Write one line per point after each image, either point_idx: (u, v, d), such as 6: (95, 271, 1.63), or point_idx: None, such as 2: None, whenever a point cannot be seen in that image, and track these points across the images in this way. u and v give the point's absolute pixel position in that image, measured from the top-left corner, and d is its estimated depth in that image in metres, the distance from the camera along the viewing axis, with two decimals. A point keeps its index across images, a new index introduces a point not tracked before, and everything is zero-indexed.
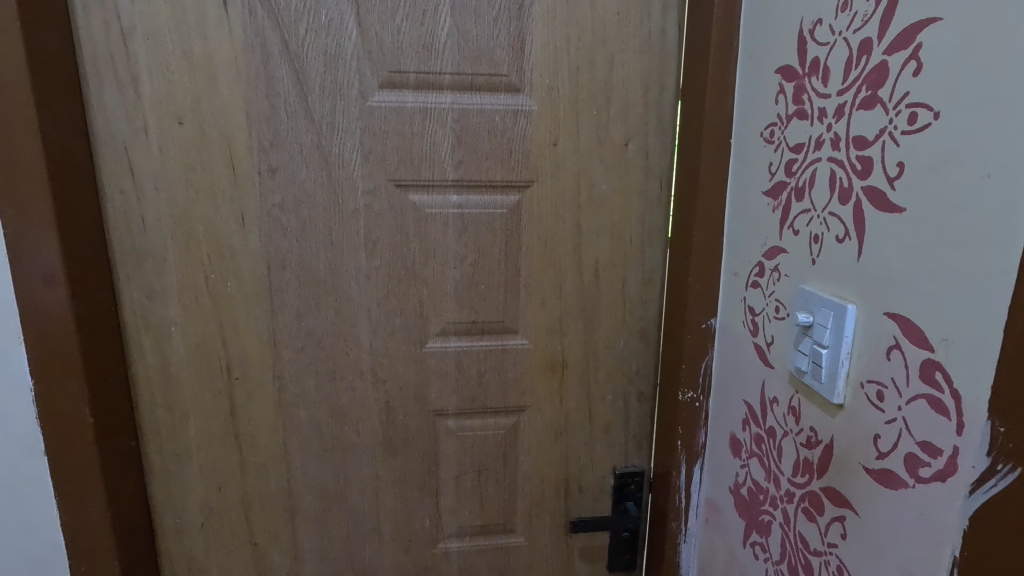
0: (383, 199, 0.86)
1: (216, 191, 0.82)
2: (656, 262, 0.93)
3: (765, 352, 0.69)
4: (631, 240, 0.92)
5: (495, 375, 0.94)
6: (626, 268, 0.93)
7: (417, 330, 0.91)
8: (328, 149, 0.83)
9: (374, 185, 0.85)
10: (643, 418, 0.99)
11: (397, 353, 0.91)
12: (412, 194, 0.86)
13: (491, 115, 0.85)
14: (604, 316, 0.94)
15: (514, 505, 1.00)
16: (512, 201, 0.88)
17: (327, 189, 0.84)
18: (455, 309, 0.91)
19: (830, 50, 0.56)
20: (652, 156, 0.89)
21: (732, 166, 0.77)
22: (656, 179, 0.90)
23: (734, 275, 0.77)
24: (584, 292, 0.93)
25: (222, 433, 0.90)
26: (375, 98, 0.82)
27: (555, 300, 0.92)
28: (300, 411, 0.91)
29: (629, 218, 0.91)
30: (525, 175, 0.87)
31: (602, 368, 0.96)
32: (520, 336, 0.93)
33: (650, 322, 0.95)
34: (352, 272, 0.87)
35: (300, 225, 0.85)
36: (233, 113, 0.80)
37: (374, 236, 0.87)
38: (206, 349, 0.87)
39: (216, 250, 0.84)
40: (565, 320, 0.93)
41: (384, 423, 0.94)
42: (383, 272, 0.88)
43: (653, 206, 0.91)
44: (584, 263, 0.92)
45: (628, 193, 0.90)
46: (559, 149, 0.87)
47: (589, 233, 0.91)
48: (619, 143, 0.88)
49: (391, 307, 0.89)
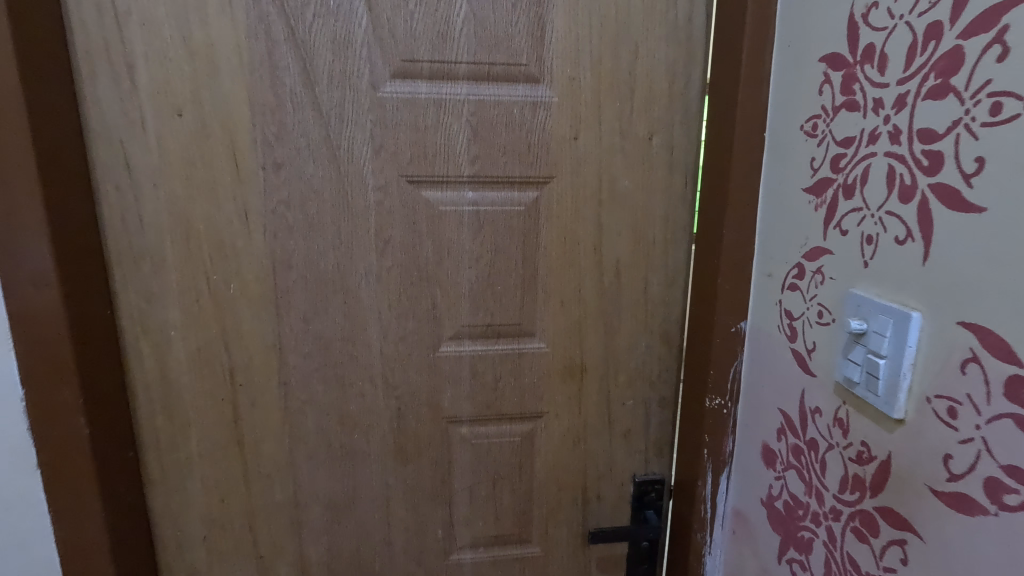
0: (395, 196, 0.81)
1: (218, 188, 0.78)
2: (680, 262, 0.89)
3: (805, 360, 0.65)
4: (654, 239, 0.87)
5: (512, 380, 0.90)
6: (649, 268, 0.89)
7: (429, 333, 0.86)
8: (336, 143, 0.79)
9: (385, 180, 0.80)
10: (665, 423, 0.95)
11: (409, 358, 0.87)
12: (425, 190, 0.82)
13: (510, 106, 0.80)
14: (626, 318, 0.90)
15: (529, 515, 0.96)
16: (530, 198, 0.84)
17: (336, 185, 0.80)
18: (469, 312, 0.86)
19: (888, 36, 0.51)
20: (677, 151, 0.84)
21: (766, 162, 0.73)
22: (681, 175, 0.85)
23: (768, 276, 0.73)
24: (605, 294, 0.89)
25: (225, 441, 0.86)
26: (387, 89, 0.78)
27: (575, 301, 0.88)
28: (307, 417, 0.87)
29: (652, 215, 0.86)
30: (544, 170, 0.83)
31: (623, 372, 0.92)
32: (537, 339, 0.89)
33: (672, 324, 0.91)
34: (362, 273, 0.83)
35: (308, 223, 0.80)
36: (236, 104, 0.76)
37: (385, 235, 0.82)
38: (207, 354, 0.83)
39: (218, 250, 0.80)
40: (584, 322, 0.89)
41: (395, 430, 0.89)
42: (394, 273, 0.84)
43: (677, 202, 0.86)
44: (605, 263, 0.87)
45: (652, 190, 0.86)
46: (580, 143, 0.83)
47: (611, 232, 0.86)
48: (643, 136, 0.84)
49: (403, 310, 0.85)
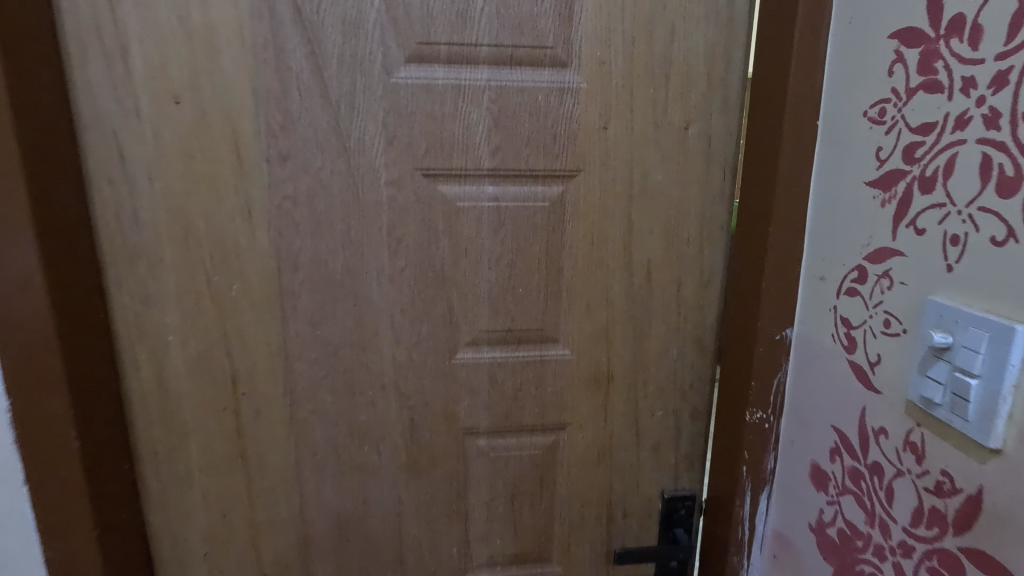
0: (409, 190, 0.75)
1: (218, 182, 0.72)
2: (716, 263, 0.82)
3: (866, 373, 0.58)
4: (689, 237, 0.81)
5: (533, 389, 0.84)
6: (682, 270, 0.82)
7: (445, 338, 0.80)
8: (346, 133, 0.72)
9: (399, 174, 0.74)
10: (697, 436, 0.89)
11: (423, 365, 0.81)
12: (442, 184, 0.75)
13: (534, 93, 0.74)
14: (656, 323, 0.83)
15: (550, 532, 0.90)
16: (556, 193, 0.77)
17: (346, 179, 0.74)
18: (488, 316, 0.80)
19: (985, 5, 0.45)
20: (715, 142, 0.78)
21: (818, 153, 0.66)
22: (719, 168, 0.79)
23: (820, 279, 0.67)
24: (633, 296, 0.82)
25: (226, 452, 0.81)
26: (401, 74, 0.71)
27: (602, 305, 0.82)
28: (314, 428, 0.81)
29: (686, 212, 0.80)
30: (571, 163, 0.76)
31: (652, 382, 0.86)
32: (561, 345, 0.83)
33: (707, 330, 0.85)
34: (373, 274, 0.77)
35: (315, 220, 0.75)
36: (238, 90, 0.70)
37: (399, 233, 0.76)
38: (208, 360, 0.77)
39: (219, 248, 0.74)
40: (612, 327, 0.83)
41: (408, 442, 0.83)
42: (408, 274, 0.77)
43: (714, 198, 0.79)
44: (634, 264, 0.81)
45: (687, 184, 0.79)
46: (610, 134, 0.76)
47: (641, 230, 0.80)
48: (678, 126, 0.77)
49: (417, 314, 0.79)
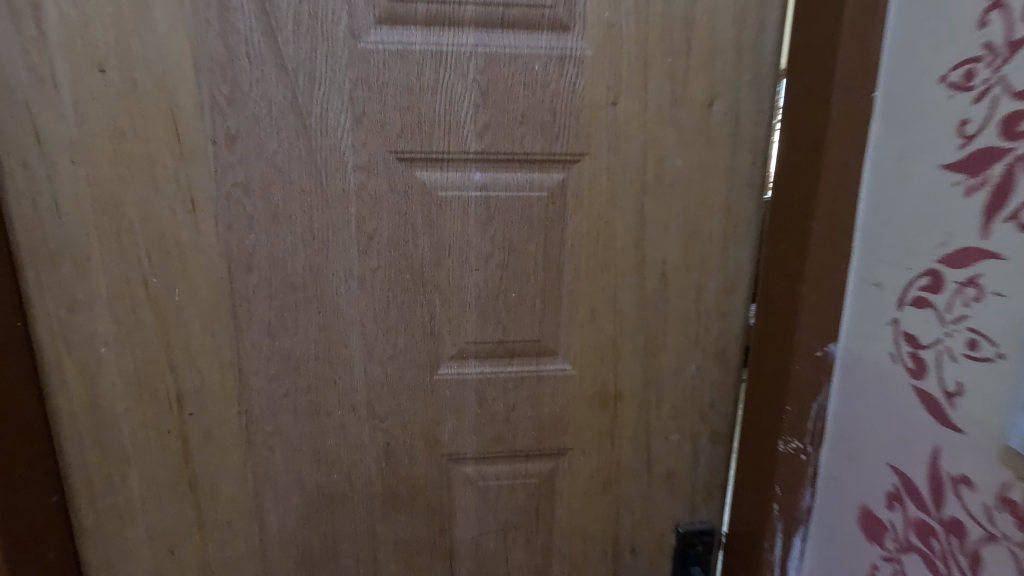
0: (381, 178, 0.63)
1: (155, 167, 0.61)
2: (743, 264, 0.70)
3: (944, 405, 0.48)
4: (711, 235, 0.69)
5: (528, 410, 0.72)
6: (702, 272, 0.70)
7: (425, 351, 0.69)
8: (306, 109, 0.61)
9: (369, 158, 0.63)
10: (717, 462, 0.77)
11: (400, 382, 0.70)
12: (420, 170, 0.64)
13: (530, 62, 0.62)
14: (672, 334, 0.72)
15: (548, 571, 0.79)
16: (555, 181, 0.66)
17: (307, 164, 0.62)
18: (476, 325, 0.69)
19: None
20: (744, 122, 0.66)
21: (873, 131, 0.55)
22: (748, 153, 0.67)
23: (874, 285, 0.55)
24: (646, 303, 0.71)
25: (173, 481, 0.70)
26: (371, 38, 0.60)
27: (608, 313, 0.70)
28: (275, 453, 0.70)
29: (709, 204, 0.68)
30: (573, 146, 0.65)
31: (666, 401, 0.74)
32: (560, 359, 0.71)
33: (730, 341, 0.73)
34: (340, 276, 0.66)
35: (271, 212, 0.63)
36: (175, 57, 0.58)
37: (369, 228, 0.65)
38: (149, 376, 0.66)
39: (159, 246, 0.63)
40: (620, 338, 0.71)
41: (384, 470, 0.72)
42: (381, 276, 0.66)
43: (741, 188, 0.68)
44: (647, 265, 0.69)
45: (710, 172, 0.67)
46: (619, 112, 0.64)
47: (655, 225, 0.68)
48: (700, 102, 0.65)
49: (392, 323, 0.68)
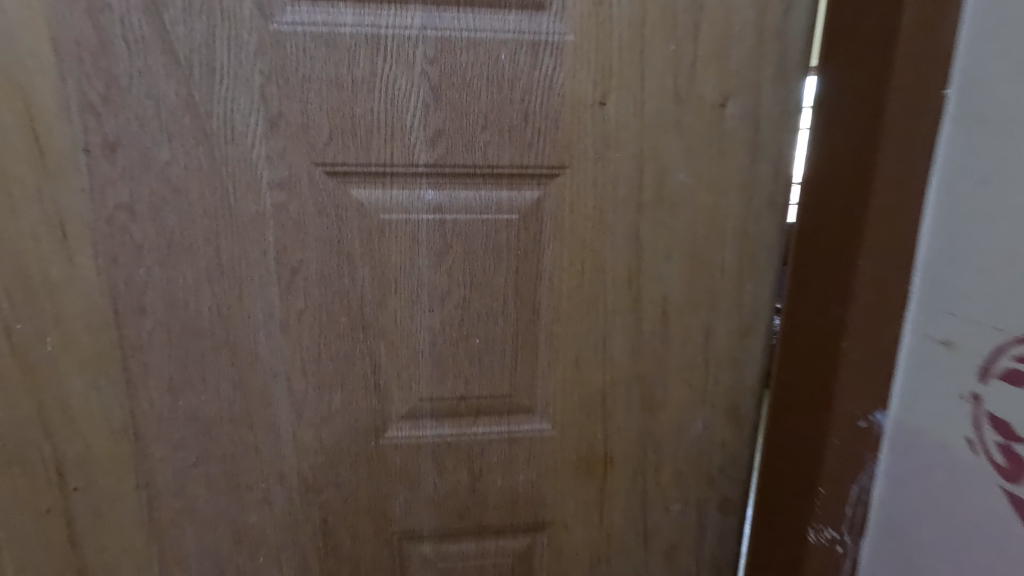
0: (306, 197, 0.50)
1: (9, 184, 0.47)
2: (760, 301, 0.57)
3: None
4: (723, 266, 0.56)
5: (498, 478, 0.59)
6: (711, 311, 0.57)
7: (369, 410, 0.56)
8: (204, 110, 0.47)
9: (290, 172, 0.49)
10: (728, 536, 0.64)
11: (338, 448, 0.56)
12: (356, 188, 0.50)
13: (495, 49, 0.49)
14: (673, 385, 0.59)
15: None
16: (528, 201, 0.52)
17: (209, 180, 0.49)
18: (431, 377, 0.55)
19: None
20: (765, 127, 0.53)
21: (942, 141, 0.42)
22: (769, 165, 0.54)
23: (940, 343, 0.42)
24: (642, 349, 0.57)
25: (58, 570, 0.56)
26: (287, 18, 0.46)
27: (595, 361, 0.57)
28: (184, 534, 0.57)
29: (720, 229, 0.55)
30: (551, 157, 0.51)
31: (667, 465, 0.61)
32: (537, 417, 0.58)
33: (744, 394, 0.60)
34: (258, 319, 0.52)
35: (165, 241, 0.50)
36: (28, 42, 0.45)
37: (293, 260, 0.51)
38: (19, 444, 0.53)
39: (21, 284, 0.49)
40: (610, 391, 0.58)
41: (321, 551, 0.59)
42: (310, 319, 0.53)
43: (760, 209, 0.55)
44: (644, 303, 0.56)
45: (722, 189, 0.54)
46: (608, 114, 0.51)
47: (654, 254, 0.55)
48: (711, 102, 0.52)
49: (326, 376, 0.54)
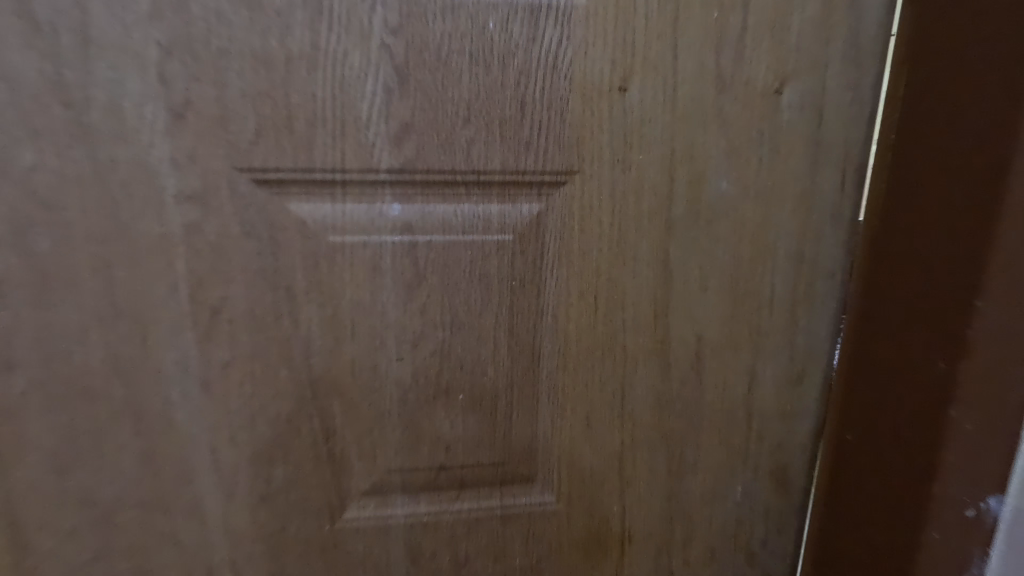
0: (229, 214, 0.37)
1: None
2: (815, 340, 0.46)
3: None
4: (772, 296, 0.44)
5: (488, 563, 0.47)
6: (756, 353, 0.45)
7: (321, 486, 0.43)
8: (81, 95, 0.34)
9: (205, 181, 0.36)
10: None
11: (281, 534, 0.44)
12: (296, 202, 0.38)
13: (481, 16, 0.36)
14: (708, 445, 0.47)
15: None
16: (526, 216, 0.40)
17: (92, 191, 0.36)
18: (402, 443, 0.43)
19: None
20: (828, 121, 0.41)
21: None
22: (831, 170, 0.42)
23: None
24: (670, 401, 0.45)
25: None
26: None
27: (611, 418, 0.45)
28: None
29: (770, 250, 0.43)
30: (555, 159, 0.39)
31: (698, 541, 0.49)
32: (537, 488, 0.46)
33: (794, 453, 0.48)
34: (169, 375, 0.39)
35: (34, 274, 0.37)
36: None
37: (214, 298, 0.38)
38: None
39: None
40: (630, 454, 0.46)
41: None
42: (240, 374, 0.40)
43: (818, 225, 0.43)
44: (673, 344, 0.44)
45: (774, 200, 0.42)
46: (631, 103, 0.39)
47: (687, 284, 0.43)
48: (762, 89, 0.40)
49: (264, 446, 0.42)
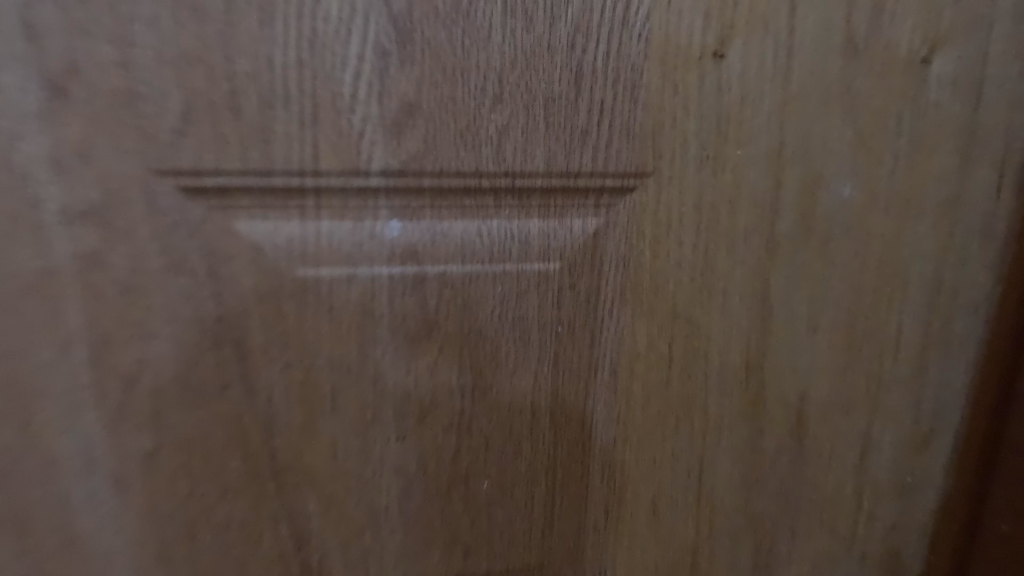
0: (145, 238, 0.25)
1: None
2: (949, 394, 0.35)
3: None
4: (899, 339, 0.33)
5: None
6: (874, 412, 0.34)
7: None
8: None
9: (107, 188, 0.24)
10: None
11: None
12: (247, 219, 0.26)
13: None
14: (808, 534, 0.36)
15: None
16: (578, 236, 0.28)
17: None
18: (405, 552, 0.31)
19: None
20: (986, 104, 0.30)
21: None
22: (985, 171, 0.31)
23: None
24: (763, 478, 0.34)
25: None
26: None
27: (686, 504, 0.33)
28: None
29: (900, 278, 0.32)
30: (622, 155, 0.28)
31: None
32: None
33: (914, 538, 0.37)
34: (62, 475, 0.27)
35: None
36: None
37: (127, 361, 0.26)
38: None
39: None
40: (708, 549, 0.34)
41: None
42: (169, 468, 0.27)
43: (964, 246, 0.32)
44: (770, 405, 0.33)
45: (910, 211, 0.31)
46: (730, 77, 0.27)
47: (792, 324, 0.32)
48: (904, 60, 0.29)
49: (206, 567, 0.29)
